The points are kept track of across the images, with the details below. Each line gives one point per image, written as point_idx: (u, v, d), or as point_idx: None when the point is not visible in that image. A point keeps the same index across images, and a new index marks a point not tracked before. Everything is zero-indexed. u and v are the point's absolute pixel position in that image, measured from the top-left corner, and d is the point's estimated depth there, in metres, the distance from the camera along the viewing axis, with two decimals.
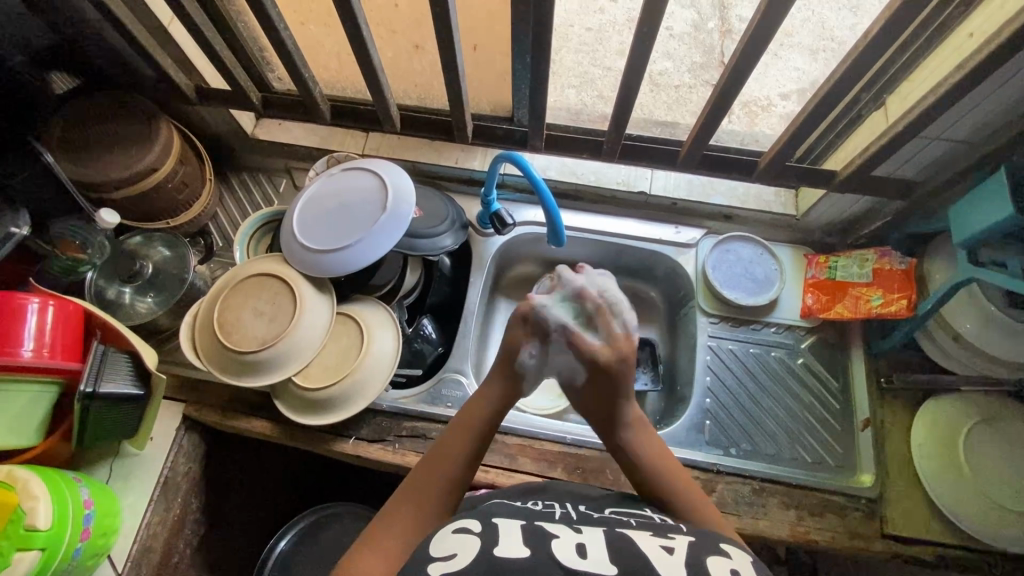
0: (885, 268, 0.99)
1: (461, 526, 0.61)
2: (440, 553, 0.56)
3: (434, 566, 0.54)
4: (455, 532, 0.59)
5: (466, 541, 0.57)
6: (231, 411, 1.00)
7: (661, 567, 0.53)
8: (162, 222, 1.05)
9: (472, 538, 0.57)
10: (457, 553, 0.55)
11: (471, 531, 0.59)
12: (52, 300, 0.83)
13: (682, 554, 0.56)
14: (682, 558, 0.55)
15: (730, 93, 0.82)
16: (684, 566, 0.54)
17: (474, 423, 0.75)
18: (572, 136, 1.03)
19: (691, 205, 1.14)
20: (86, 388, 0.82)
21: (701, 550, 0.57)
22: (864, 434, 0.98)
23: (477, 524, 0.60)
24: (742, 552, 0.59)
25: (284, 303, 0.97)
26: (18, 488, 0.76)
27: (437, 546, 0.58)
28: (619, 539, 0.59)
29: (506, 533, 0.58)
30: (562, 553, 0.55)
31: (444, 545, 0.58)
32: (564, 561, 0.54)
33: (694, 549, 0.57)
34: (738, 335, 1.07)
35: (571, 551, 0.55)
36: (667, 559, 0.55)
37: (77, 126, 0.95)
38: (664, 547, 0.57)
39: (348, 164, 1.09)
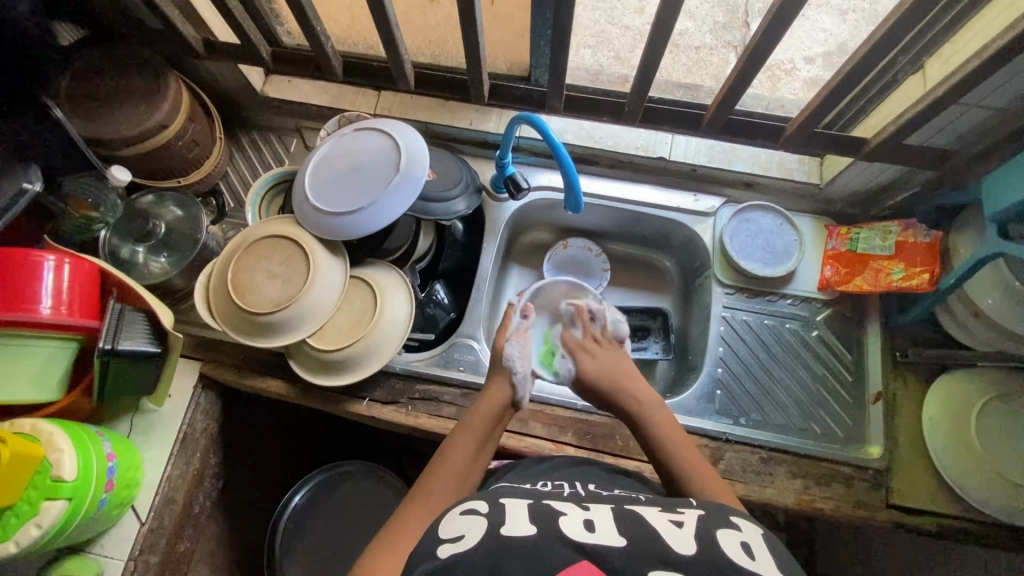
0: (910, 241, 0.97)
1: (469, 507, 0.62)
2: (449, 534, 0.57)
3: (443, 547, 0.55)
4: (463, 514, 0.60)
5: (473, 521, 0.58)
6: (247, 370, 1.01)
7: (671, 541, 0.54)
8: (173, 181, 1.04)
9: (479, 518, 0.58)
10: (465, 534, 0.56)
11: (477, 512, 0.60)
12: (67, 258, 0.83)
13: (692, 528, 0.57)
14: (692, 532, 0.56)
15: (762, 54, 0.78)
16: (694, 540, 0.55)
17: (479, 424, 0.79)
18: (592, 98, 0.99)
19: (711, 172, 1.11)
20: (105, 345, 0.84)
21: (710, 524, 0.58)
22: (875, 408, 0.98)
23: (485, 505, 0.61)
24: (751, 524, 0.60)
25: (297, 265, 0.97)
26: (44, 440, 0.79)
27: (447, 528, 0.59)
28: (627, 513, 0.59)
29: (514, 511, 0.59)
30: (571, 530, 0.55)
31: (452, 526, 0.59)
32: (574, 538, 0.54)
33: (705, 522, 0.58)
34: (753, 306, 1.06)
35: (580, 526, 0.56)
36: (677, 532, 0.56)
37: (85, 80, 0.93)
38: (673, 521, 0.58)
39: (360, 124, 1.07)
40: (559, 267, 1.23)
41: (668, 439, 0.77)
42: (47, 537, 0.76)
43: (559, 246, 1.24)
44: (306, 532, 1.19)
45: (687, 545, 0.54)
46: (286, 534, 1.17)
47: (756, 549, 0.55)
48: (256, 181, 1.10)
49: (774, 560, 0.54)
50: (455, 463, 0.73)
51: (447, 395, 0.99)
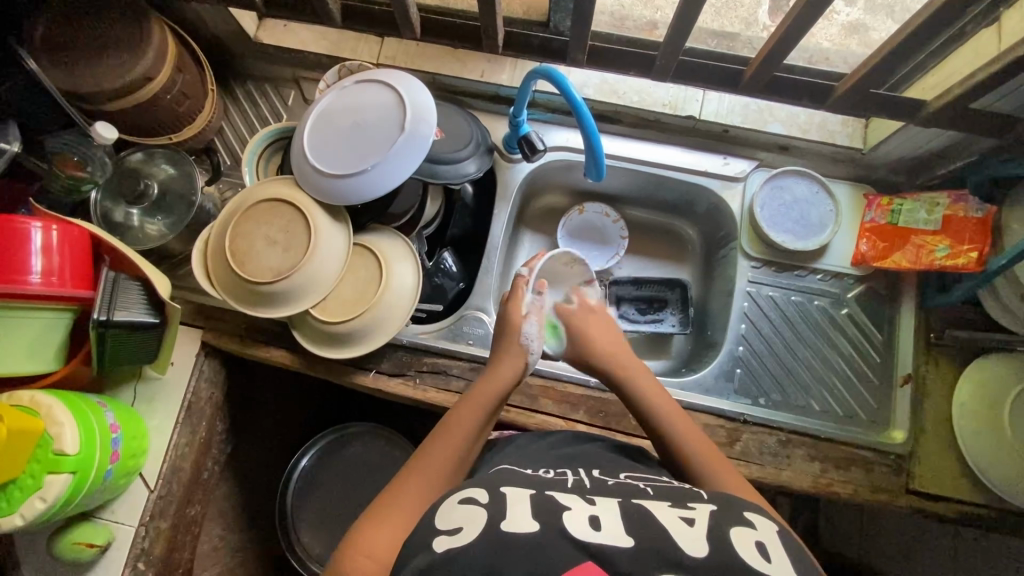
0: (958, 215, 0.89)
1: (467, 495, 0.59)
2: (446, 525, 0.54)
3: (439, 541, 0.53)
4: (461, 503, 0.57)
5: (472, 513, 0.55)
6: (250, 339, 0.98)
7: (682, 542, 0.50)
8: (164, 137, 0.97)
9: (478, 510, 0.55)
10: (462, 527, 0.53)
11: (477, 502, 0.57)
12: (55, 223, 0.78)
13: (703, 524, 0.53)
14: (703, 528, 0.53)
15: (821, 5, 0.68)
16: (705, 539, 0.51)
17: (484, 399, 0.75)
18: (619, 50, 0.89)
19: (743, 134, 1.02)
20: (100, 316, 0.80)
21: (723, 521, 0.54)
22: (903, 391, 0.94)
23: (485, 493, 0.58)
24: (766, 521, 0.56)
25: (298, 232, 0.91)
26: (44, 413, 0.77)
27: (444, 517, 0.56)
28: (636, 509, 0.56)
29: (516, 505, 0.55)
30: (575, 528, 0.52)
31: (449, 515, 0.56)
32: (578, 536, 0.51)
33: (716, 519, 0.54)
34: (780, 280, 1.00)
35: (585, 524, 0.52)
36: (687, 531, 0.52)
37: (60, 25, 0.84)
38: (684, 518, 0.55)
39: (364, 75, 0.98)
40: (573, 233, 1.17)
41: (674, 426, 0.73)
42: (52, 510, 0.76)
43: (574, 211, 1.16)
44: (315, 492, 1.20)
45: (700, 546, 0.50)
46: (296, 495, 1.18)
47: (772, 550, 0.51)
48: (253, 138, 1.03)
49: (788, 557, 0.51)
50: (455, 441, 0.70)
51: (455, 368, 0.95)
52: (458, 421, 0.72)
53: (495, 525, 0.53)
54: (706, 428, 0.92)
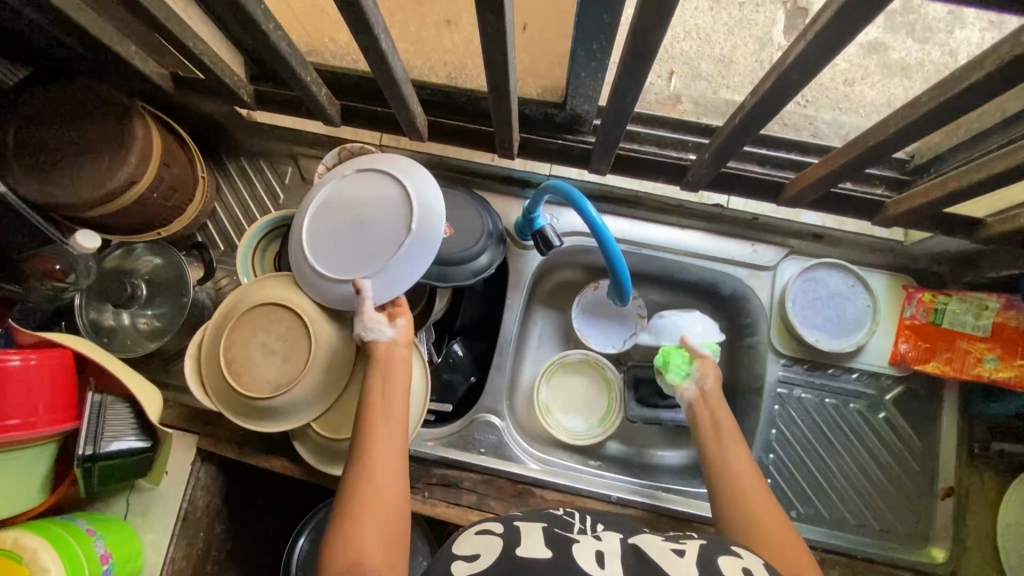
0: (1010, 324, 0.84)
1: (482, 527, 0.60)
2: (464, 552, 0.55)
3: (458, 566, 0.54)
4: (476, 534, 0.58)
5: (487, 545, 0.55)
6: (248, 448, 0.92)
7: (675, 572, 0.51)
8: (152, 232, 0.91)
9: (493, 542, 0.56)
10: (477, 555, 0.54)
11: (490, 534, 0.57)
12: (33, 356, 0.72)
13: (693, 556, 0.54)
14: (693, 560, 0.53)
15: (888, 149, 0.61)
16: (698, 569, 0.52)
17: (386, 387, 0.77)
18: (644, 157, 0.86)
19: (774, 222, 0.95)
20: (85, 451, 0.75)
21: (712, 552, 0.55)
22: (944, 504, 0.88)
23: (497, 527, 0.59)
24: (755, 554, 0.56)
25: (300, 341, 0.85)
26: (27, 559, 0.72)
27: (456, 549, 0.57)
28: (637, 547, 0.56)
29: (526, 535, 0.57)
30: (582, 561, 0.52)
31: (464, 545, 0.57)
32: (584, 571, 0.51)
33: (707, 550, 0.55)
34: (814, 380, 0.94)
35: (590, 558, 0.53)
36: (677, 560, 0.53)
37: (33, 129, 0.77)
38: (676, 549, 0.55)
39: (362, 163, 0.90)
40: (588, 310, 1.10)
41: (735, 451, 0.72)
42: None
43: (590, 288, 1.09)
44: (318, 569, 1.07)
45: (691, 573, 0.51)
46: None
47: None
48: (249, 227, 0.96)
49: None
50: (385, 454, 0.70)
51: (467, 481, 0.89)
52: (380, 427, 0.72)
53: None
54: None
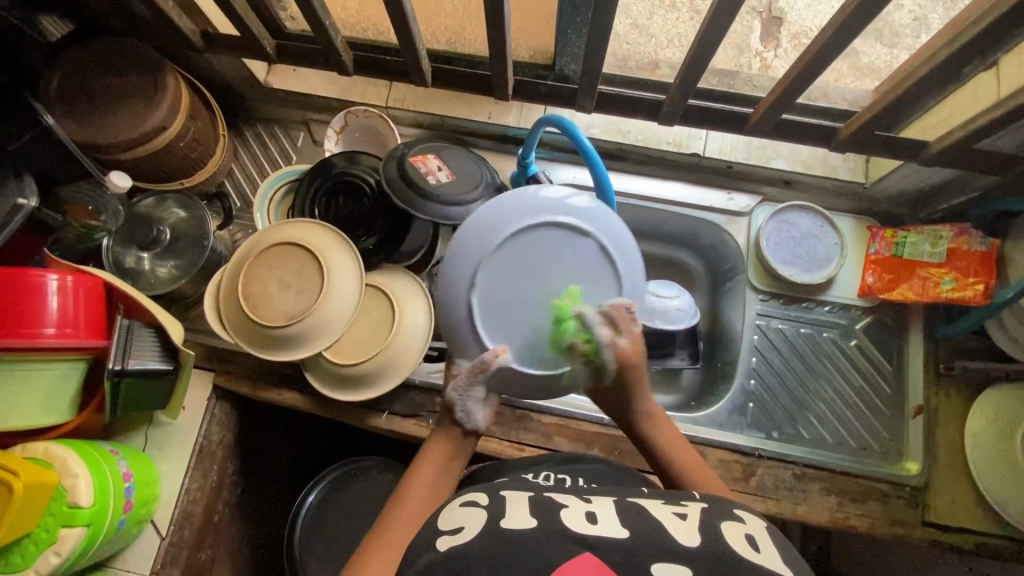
0: (962, 248, 0.90)
1: (469, 499, 0.57)
2: (448, 526, 0.52)
3: (442, 540, 0.51)
4: (462, 505, 0.55)
5: (473, 513, 0.53)
6: (262, 382, 0.98)
7: (675, 533, 0.48)
8: (175, 183, 0.98)
9: (479, 510, 0.54)
10: (464, 526, 0.52)
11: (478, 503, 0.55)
12: (69, 274, 0.79)
13: (696, 519, 0.51)
14: (696, 523, 0.50)
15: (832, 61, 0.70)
16: (699, 531, 0.49)
17: (442, 462, 0.67)
18: (627, 95, 0.92)
19: (747, 169, 1.04)
20: (114, 366, 0.81)
21: (714, 514, 0.52)
22: (915, 422, 0.94)
23: (485, 495, 0.56)
24: (754, 516, 0.54)
25: (312, 277, 0.91)
26: (58, 466, 0.77)
27: (445, 519, 0.54)
28: (633, 507, 0.53)
29: (515, 505, 0.54)
30: (572, 522, 0.50)
31: (450, 517, 0.54)
32: (575, 530, 0.48)
33: (708, 514, 0.52)
34: (789, 314, 1.01)
35: (581, 518, 0.50)
36: (680, 524, 0.50)
37: (76, 80, 0.86)
38: (677, 513, 0.52)
39: (525, 219, 0.67)
40: None
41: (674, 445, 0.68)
42: (67, 563, 0.76)
43: None
44: (324, 532, 1.16)
45: (694, 535, 0.48)
46: (303, 536, 1.14)
47: (762, 542, 0.49)
48: (265, 181, 1.04)
49: (780, 549, 0.48)
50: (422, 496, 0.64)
51: None
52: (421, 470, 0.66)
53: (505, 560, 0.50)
54: (720, 464, 0.92)
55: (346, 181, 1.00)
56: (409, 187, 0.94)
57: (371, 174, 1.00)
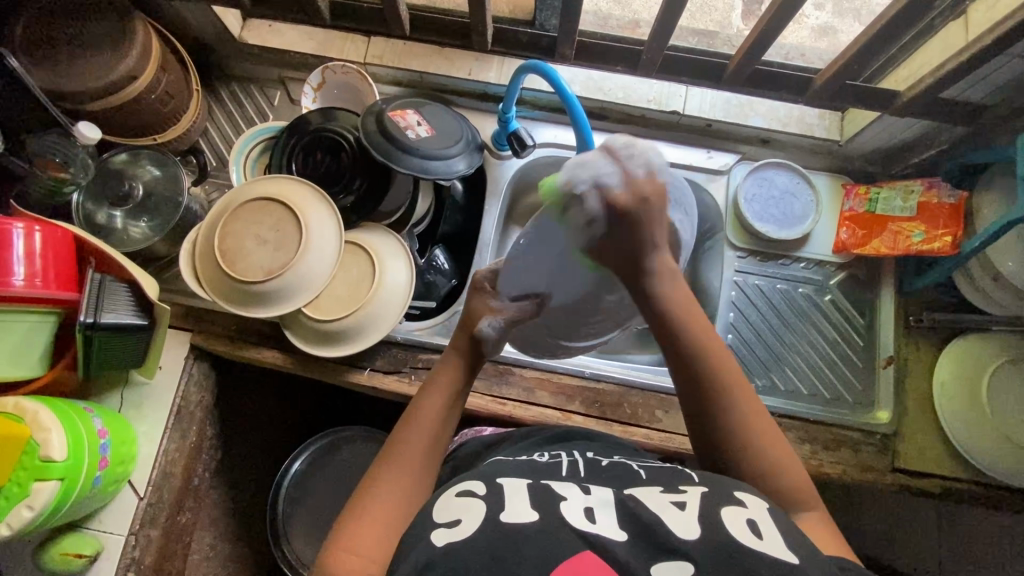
0: (933, 201, 0.93)
1: (464, 487, 0.56)
2: (444, 519, 0.51)
3: (437, 534, 0.50)
4: (459, 494, 0.54)
5: (469, 506, 0.52)
6: (240, 340, 0.97)
7: (675, 527, 0.48)
8: (149, 138, 0.96)
9: (476, 502, 0.52)
10: (462, 518, 0.51)
11: (474, 494, 0.53)
12: (37, 224, 0.76)
13: (695, 508, 0.51)
14: (695, 513, 0.50)
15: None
16: (698, 524, 0.49)
17: (448, 380, 0.68)
18: (605, 46, 0.92)
19: (726, 127, 1.05)
20: (86, 318, 0.78)
21: (715, 500, 0.52)
22: (886, 372, 0.97)
23: (480, 484, 0.55)
24: (755, 497, 0.54)
25: (290, 231, 0.89)
26: (28, 419, 0.74)
27: (440, 509, 0.53)
28: (631, 499, 0.53)
29: (514, 494, 0.53)
30: (572, 515, 0.50)
31: (444, 508, 0.53)
32: (575, 525, 0.49)
33: (708, 502, 0.51)
34: (766, 269, 1.03)
35: (580, 513, 0.50)
36: (679, 516, 0.50)
37: (42, 25, 0.84)
38: (676, 502, 0.52)
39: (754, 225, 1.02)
40: None
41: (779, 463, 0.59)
42: (41, 517, 0.74)
43: None
44: (307, 497, 1.15)
45: (692, 528, 0.49)
46: (285, 502, 1.13)
47: (764, 529, 0.49)
48: (240, 138, 1.02)
49: (785, 539, 0.49)
50: (425, 429, 0.64)
51: None
52: (427, 403, 0.66)
53: (494, 515, 0.50)
54: None
55: (325, 137, 0.99)
56: (387, 141, 0.93)
57: (350, 130, 0.99)
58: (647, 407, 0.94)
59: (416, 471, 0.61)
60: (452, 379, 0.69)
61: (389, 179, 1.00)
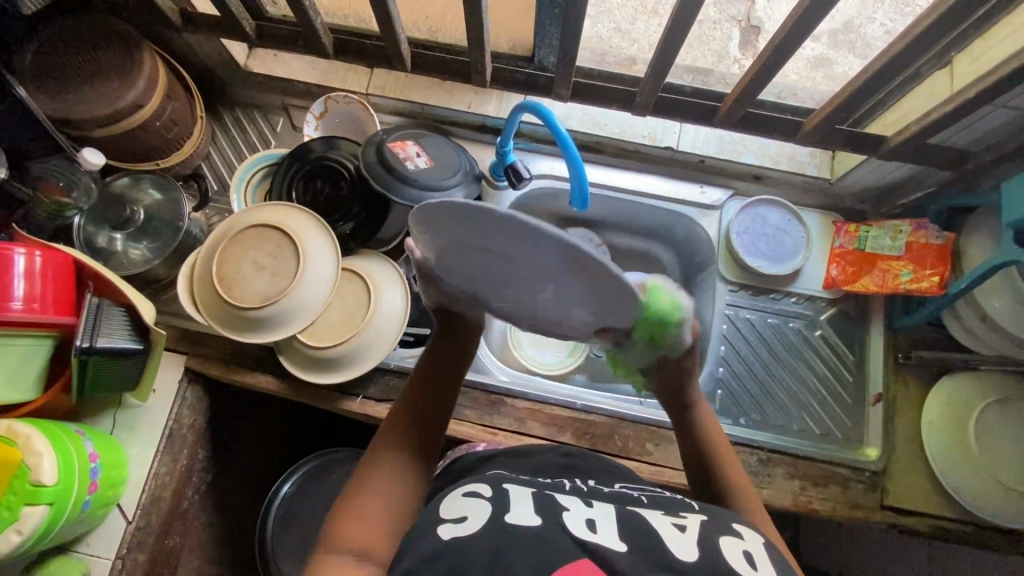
0: (919, 242, 0.94)
1: (470, 489, 0.56)
2: (451, 514, 0.52)
3: (443, 527, 0.51)
4: (465, 495, 0.55)
5: (477, 504, 0.53)
6: (235, 365, 0.97)
7: (674, 547, 0.48)
8: (153, 162, 0.98)
9: (483, 503, 0.53)
10: (467, 516, 0.51)
11: (481, 494, 0.54)
12: (38, 249, 0.77)
13: (695, 531, 0.51)
14: (694, 536, 0.50)
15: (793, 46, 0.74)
16: (697, 546, 0.49)
17: (438, 374, 0.73)
18: (601, 85, 0.94)
19: (718, 163, 1.07)
20: (82, 343, 0.79)
21: (713, 529, 0.52)
22: (875, 409, 0.97)
23: (488, 487, 0.55)
24: (753, 532, 0.54)
25: (288, 258, 0.90)
26: (21, 443, 0.75)
27: (448, 507, 0.54)
28: (632, 515, 0.53)
29: (520, 499, 0.53)
30: (575, 527, 0.49)
31: (451, 506, 0.54)
32: (577, 535, 0.48)
33: (707, 527, 0.52)
34: (757, 304, 1.05)
35: (582, 524, 0.50)
36: (679, 536, 0.50)
37: (53, 54, 0.86)
38: (676, 524, 0.52)
39: (750, 261, 1.03)
40: None
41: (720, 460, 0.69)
42: (28, 542, 0.74)
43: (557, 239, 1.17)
44: (296, 521, 1.15)
45: (691, 550, 0.48)
46: (275, 526, 1.13)
47: (760, 561, 0.49)
48: (242, 164, 1.04)
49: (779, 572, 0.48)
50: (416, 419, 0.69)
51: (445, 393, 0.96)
52: (421, 382, 0.72)
53: (499, 516, 0.50)
54: None
55: (325, 165, 1.00)
56: (387, 172, 0.95)
57: (350, 159, 1.01)
58: (638, 439, 0.95)
59: (415, 440, 0.67)
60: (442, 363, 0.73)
61: (388, 207, 1.02)
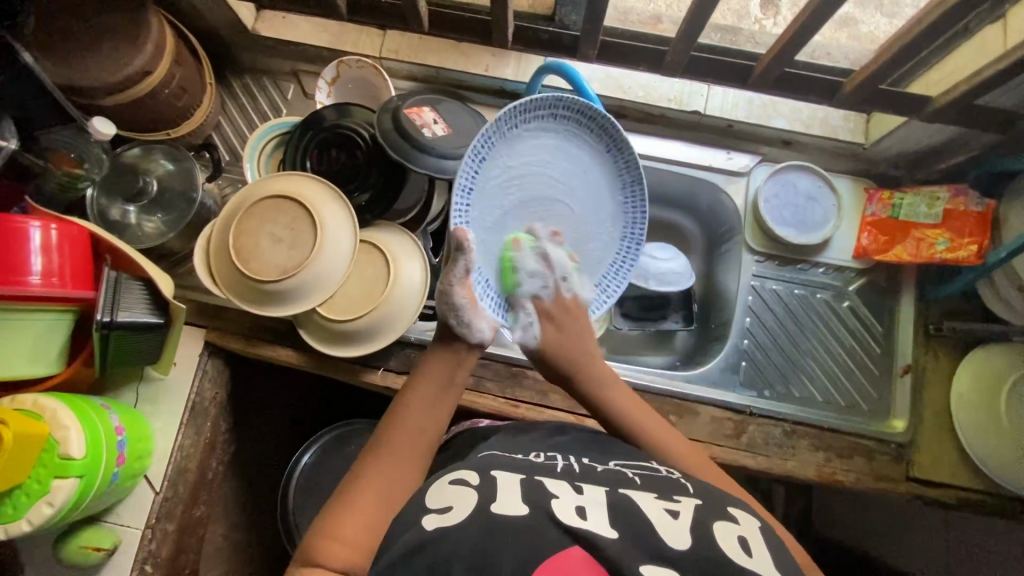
0: (959, 209, 0.90)
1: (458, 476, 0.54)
2: (436, 503, 0.50)
3: (428, 518, 0.48)
4: (451, 482, 0.52)
5: (464, 493, 0.50)
6: (254, 338, 0.97)
7: (664, 533, 0.47)
8: (161, 132, 0.95)
9: (470, 490, 0.51)
10: (452, 506, 0.49)
11: (468, 483, 0.52)
12: (54, 221, 0.76)
13: (688, 518, 0.49)
14: (688, 523, 0.48)
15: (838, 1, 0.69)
16: (690, 532, 0.47)
17: (439, 387, 0.66)
18: (628, 44, 0.89)
19: (747, 128, 1.03)
20: (103, 317, 0.78)
21: (707, 513, 0.51)
22: (904, 381, 0.96)
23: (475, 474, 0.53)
24: (750, 516, 0.53)
25: (304, 231, 0.88)
26: (47, 417, 0.75)
27: (434, 496, 0.52)
28: (624, 499, 0.51)
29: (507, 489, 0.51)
30: (563, 513, 0.47)
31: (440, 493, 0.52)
32: (566, 521, 0.46)
33: (700, 513, 0.50)
34: (784, 274, 1.02)
35: (570, 509, 0.48)
36: (670, 523, 0.48)
37: (56, 17, 0.82)
38: (669, 510, 0.50)
39: (776, 228, 1.00)
40: None
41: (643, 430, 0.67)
42: (60, 514, 0.74)
43: None
44: (317, 490, 1.16)
45: (683, 538, 0.47)
46: (295, 495, 1.14)
47: (755, 546, 0.48)
48: (253, 133, 1.01)
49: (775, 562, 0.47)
50: (412, 434, 0.61)
51: None
52: (431, 369, 0.68)
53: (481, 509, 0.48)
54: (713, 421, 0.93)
55: (339, 133, 0.97)
56: (404, 139, 0.91)
57: (365, 127, 0.97)
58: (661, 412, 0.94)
59: (421, 435, 0.62)
60: (444, 372, 0.67)
61: (403, 173, 0.99)
